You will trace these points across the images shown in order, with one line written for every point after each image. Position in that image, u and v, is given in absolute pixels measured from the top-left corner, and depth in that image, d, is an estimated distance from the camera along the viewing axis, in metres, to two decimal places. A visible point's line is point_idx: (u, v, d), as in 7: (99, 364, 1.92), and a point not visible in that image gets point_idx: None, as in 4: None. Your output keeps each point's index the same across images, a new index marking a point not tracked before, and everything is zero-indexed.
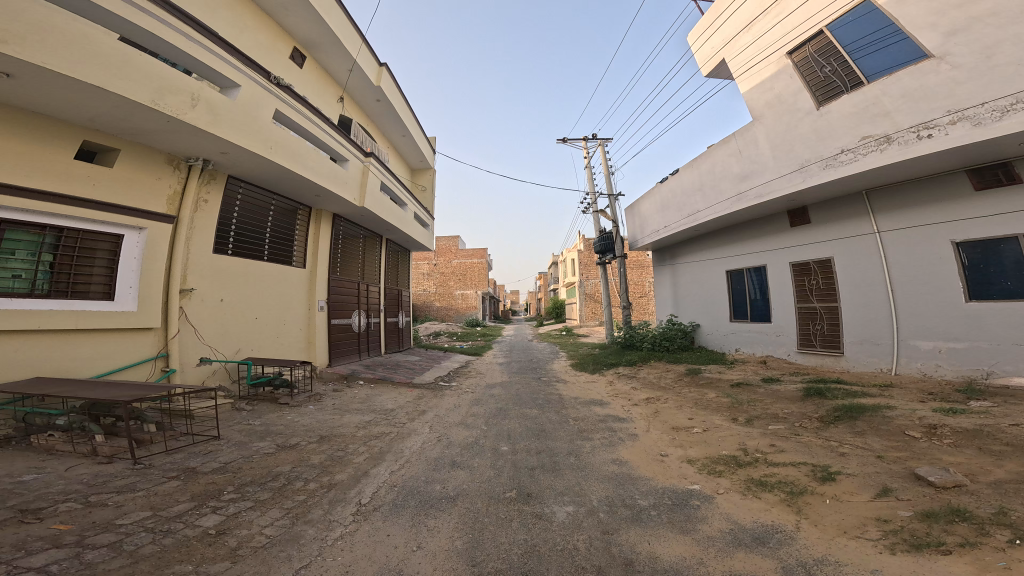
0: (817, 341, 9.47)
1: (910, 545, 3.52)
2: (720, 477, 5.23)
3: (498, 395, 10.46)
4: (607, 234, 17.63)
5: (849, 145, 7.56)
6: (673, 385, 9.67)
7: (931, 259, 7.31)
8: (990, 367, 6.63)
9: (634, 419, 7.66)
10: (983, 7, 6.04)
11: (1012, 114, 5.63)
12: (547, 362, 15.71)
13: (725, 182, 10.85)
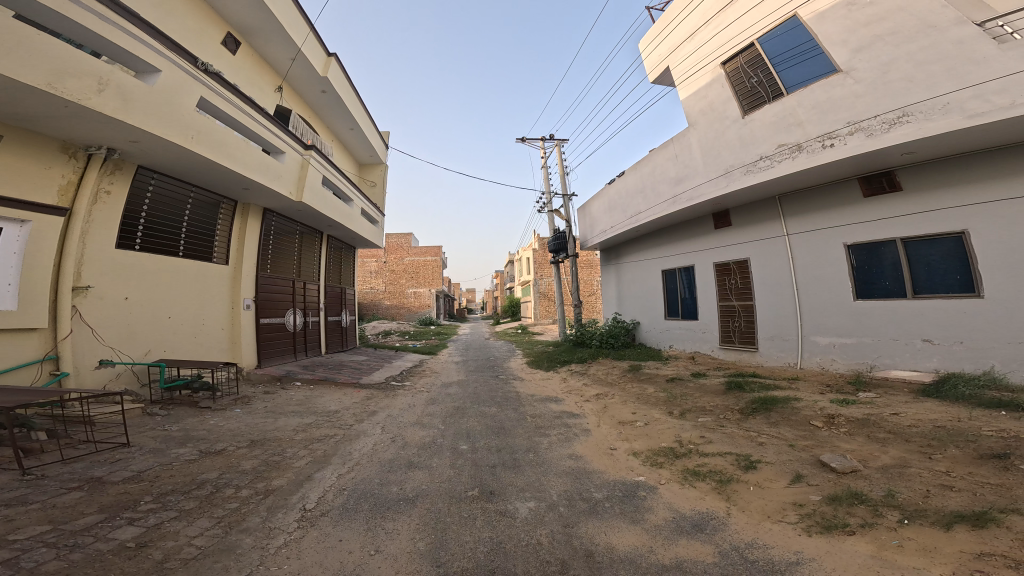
0: (736, 337, 10.37)
1: (822, 527, 4.02)
2: (661, 469, 5.64)
3: (454, 394, 10.43)
4: (560, 234, 17.99)
5: (766, 152, 8.42)
6: (619, 380, 10.13)
7: (830, 262, 8.27)
8: (873, 360, 7.61)
9: (586, 414, 8.00)
10: (884, 27, 6.84)
11: (897, 126, 6.44)
12: (503, 360, 15.86)
13: (663, 184, 11.51)
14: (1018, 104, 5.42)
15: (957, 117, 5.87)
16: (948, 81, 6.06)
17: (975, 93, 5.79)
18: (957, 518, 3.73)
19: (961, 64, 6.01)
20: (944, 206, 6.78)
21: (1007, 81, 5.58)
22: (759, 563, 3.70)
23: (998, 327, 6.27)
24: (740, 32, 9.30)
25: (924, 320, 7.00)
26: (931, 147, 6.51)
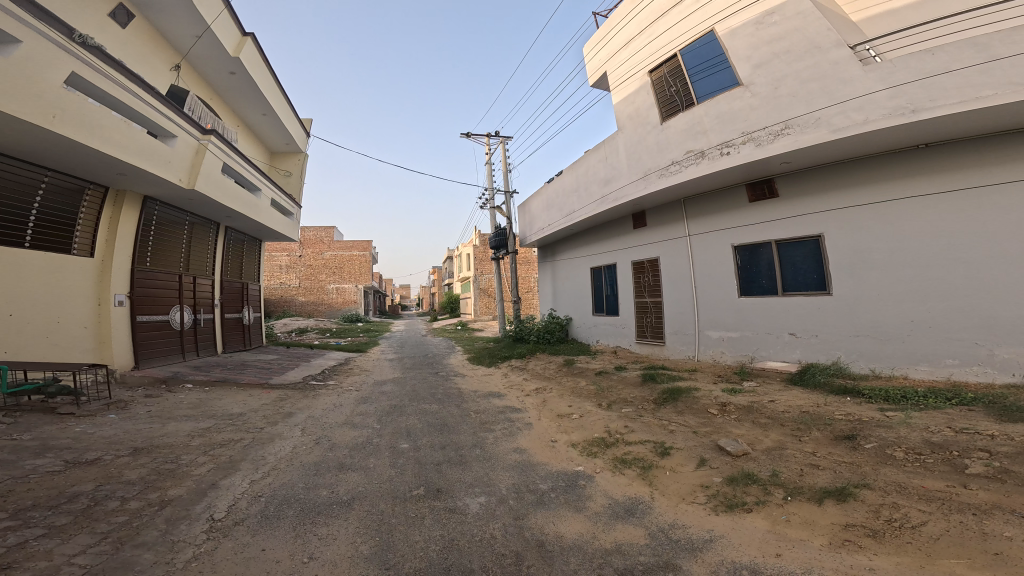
0: (648, 332, 11.06)
1: (727, 506, 4.55)
2: (595, 458, 5.95)
3: (390, 391, 10.07)
4: (501, 231, 17.93)
5: (677, 157, 8.99)
6: (557, 374, 10.30)
7: (721, 262, 9.21)
8: (754, 352, 8.63)
9: (528, 408, 8.17)
10: (781, 46, 7.45)
11: (779, 137, 7.22)
12: (444, 357, 15.62)
13: (593, 185, 11.68)
14: (870, 121, 6.22)
15: (825, 131, 6.65)
16: (823, 97, 6.79)
17: (840, 110, 6.56)
18: (827, 493, 4.38)
19: (834, 82, 6.74)
20: (811, 212, 7.74)
21: (863, 99, 6.36)
22: (682, 542, 4.06)
23: (845, 321, 7.35)
24: (665, 42, 9.55)
25: (794, 316, 8.01)
26: (806, 158, 7.33)
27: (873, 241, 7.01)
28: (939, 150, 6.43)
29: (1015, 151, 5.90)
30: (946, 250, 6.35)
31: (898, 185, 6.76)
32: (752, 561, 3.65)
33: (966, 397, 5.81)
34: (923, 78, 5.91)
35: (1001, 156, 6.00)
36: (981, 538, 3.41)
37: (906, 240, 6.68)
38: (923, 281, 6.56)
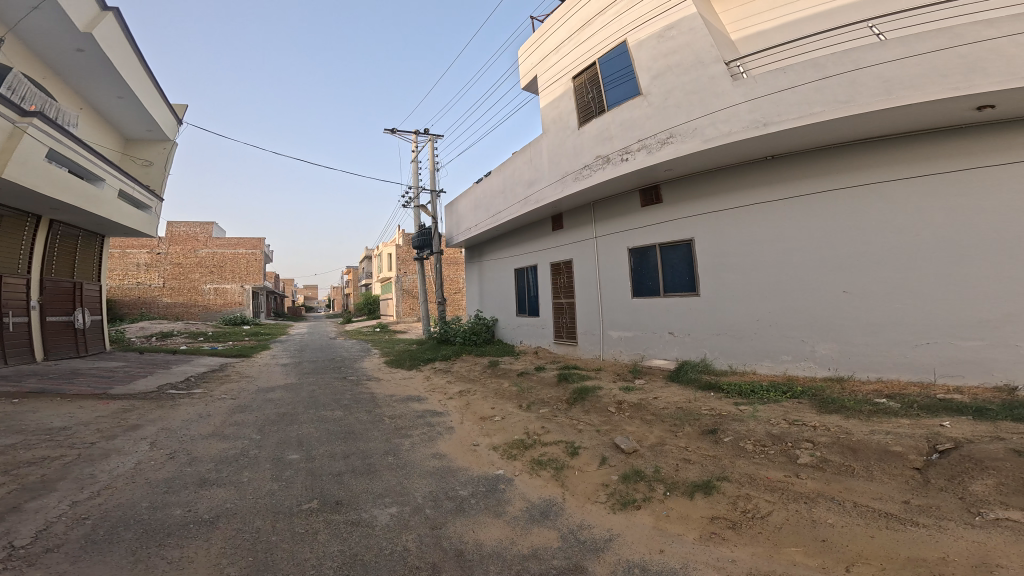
0: (564, 333, 10.19)
1: (620, 503, 4.63)
2: (514, 461, 5.62)
3: (279, 400, 8.63)
4: (426, 230, 17.08)
5: (588, 161, 7.99)
6: (481, 376, 9.47)
7: (618, 263, 8.93)
8: (644, 351, 8.47)
9: (451, 412, 7.59)
10: (670, 59, 6.78)
11: (665, 145, 6.71)
12: (354, 360, 14.16)
13: (518, 187, 10.46)
14: (730, 133, 6.02)
15: (698, 141, 6.32)
16: (698, 107, 6.36)
17: (710, 121, 6.23)
18: (696, 487, 4.61)
19: (708, 95, 6.34)
20: (688, 215, 7.75)
21: (728, 111, 6.09)
22: (588, 543, 4.01)
23: (708, 319, 7.54)
24: (579, 49, 8.40)
25: (672, 315, 8.01)
26: (687, 165, 6.94)
27: (732, 245, 7.22)
28: (784, 159, 6.68)
29: (844, 165, 6.17)
30: (783, 254, 6.70)
31: (754, 191, 6.95)
32: (641, 558, 3.71)
33: (797, 390, 6.26)
34: (774, 92, 5.74)
35: (831, 169, 6.28)
36: (812, 527, 3.75)
37: (755, 244, 6.97)
38: (766, 283, 6.88)
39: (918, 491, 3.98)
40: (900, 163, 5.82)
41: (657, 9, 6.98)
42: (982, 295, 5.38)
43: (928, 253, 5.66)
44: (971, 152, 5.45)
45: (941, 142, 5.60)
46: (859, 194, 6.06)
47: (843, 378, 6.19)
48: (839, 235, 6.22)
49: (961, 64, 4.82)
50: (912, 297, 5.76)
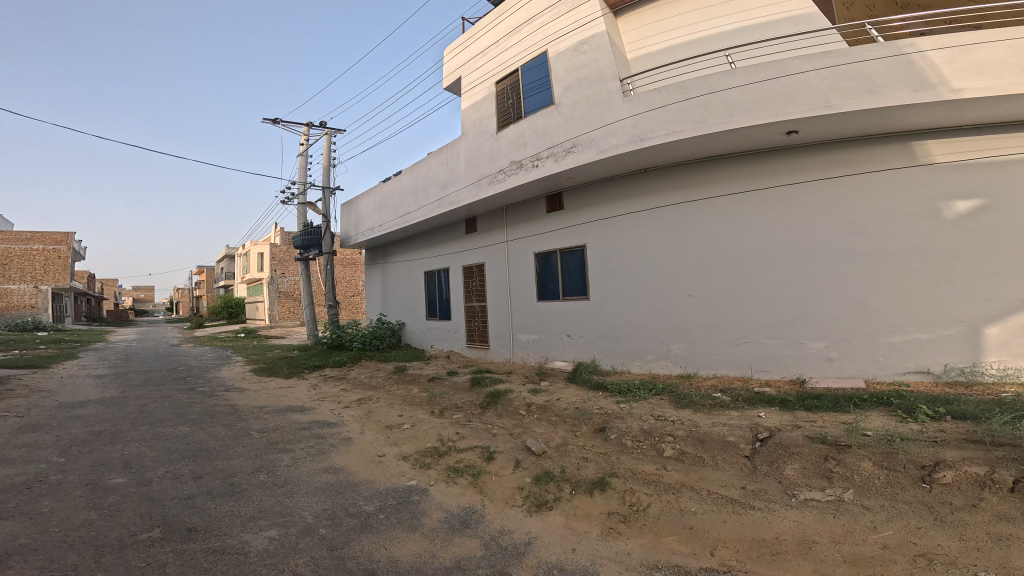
0: (476, 336, 9.78)
1: (535, 505, 4.43)
2: (428, 470, 5.05)
3: (95, 417, 6.48)
4: (312, 229, 14.47)
5: (503, 166, 7.70)
6: (384, 383, 8.51)
7: (525, 265, 8.52)
8: (547, 353, 8.19)
9: (346, 422, 6.56)
10: (579, 73, 6.48)
11: (569, 155, 6.42)
12: (212, 369, 11.72)
13: (432, 188, 10.03)
14: (616, 146, 5.78)
15: (592, 152, 6.05)
16: (596, 119, 6.08)
17: (604, 133, 5.95)
18: (593, 483, 4.58)
19: (604, 108, 6.09)
20: (579, 222, 7.61)
21: (617, 125, 5.82)
22: (509, 549, 3.76)
23: (596, 323, 7.48)
24: (499, 56, 7.97)
25: (567, 318, 7.82)
26: (588, 174, 6.77)
27: (613, 251, 7.19)
28: (653, 171, 6.73)
29: (702, 176, 6.37)
30: (646, 262, 6.83)
31: (623, 201, 7.02)
32: (559, 560, 3.62)
33: (658, 386, 6.45)
34: (649, 108, 5.48)
35: (694, 179, 6.42)
36: (680, 515, 4.00)
37: (632, 249, 6.97)
38: (634, 289, 6.98)
39: (752, 475, 4.35)
40: (747, 177, 6.11)
41: (575, 24, 6.68)
42: (792, 298, 5.92)
43: (756, 260, 6.09)
44: (782, 169, 5.93)
45: (760, 159, 6.04)
46: (703, 206, 6.36)
47: (690, 374, 6.52)
48: (687, 243, 6.48)
49: (780, 93, 4.76)
50: (743, 301, 6.17)
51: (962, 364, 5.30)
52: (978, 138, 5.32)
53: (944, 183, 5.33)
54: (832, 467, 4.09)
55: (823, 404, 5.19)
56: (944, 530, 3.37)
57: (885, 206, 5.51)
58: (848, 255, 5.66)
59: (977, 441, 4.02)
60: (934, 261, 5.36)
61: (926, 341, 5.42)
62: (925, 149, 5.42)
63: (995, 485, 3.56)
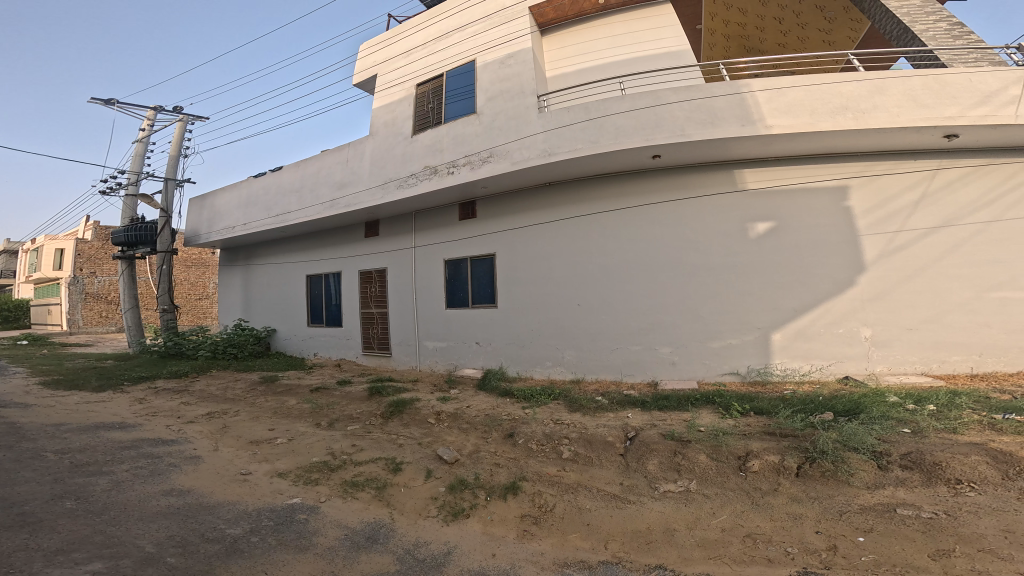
0: (375, 343, 8.97)
1: (451, 514, 4.11)
2: (317, 486, 4.25)
3: None
4: (140, 226, 11.47)
5: (415, 170, 7.56)
6: (244, 395, 7.01)
7: (433, 273, 8.13)
8: (457, 361, 7.80)
9: (192, 439, 5.16)
10: (503, 84, 6.48)
11: (485, 164, 6.48)
12: None
13: (322, 188, 9.22)
14: (524, 160, 5.99)
15: (507, 164, 6.19)
16: (514, 131, 6.19)
17: (518, 145, 6.09)
18: (506, 488, 4.43)
19: (521, 122, 6.20)
20: (480, 232, 7.48)
21: (529, 139, 5.98)
22: (427, 560, 3.39)
23: (500, 330, 7.32)
24: (428, 58, 7.74)
25: (477, 326, 7.54)
26: (504, 186, 6.91)
27: (516, 261, 7.08)
28: (531, 189, 6.90)
29: (565, 195, 6.62)
30: (538, 273, 6.87)
31: (518, 215, 7.01)
32: (480, 566, 3.38)
33: (557, 391, 6.43)
34: (558, 126, 5.68)
35: (562, 198, 6.65)
36: (580, 513, 4.07)
37: (518, 258, 7.05)
38: (530, 298, 6.97)
39: (629, 471, 4.66)
40: (603, 197, 6.39)
41: (508, 36, 6.69)
42: (642, 308, 6.29)
43: (608, 274, 6.41)
44: (639, 189, 6.22)
45: (625, 179, 6.29)
46: (571, 224, 6.60)
47: (580, 379, 6.65)
48: (565, 257, 6.65)
49: (651, 120, 5.07)
50: (613, 309, 6.42)
51: (759, 364, 5.97)
52: (779, 167, 5.87)
53: (751, 206, 5.89)
54: (680, 461, 4.55)
55: (670, 404, 5.63)
56: (758, 513, 3.77)
57: (708, 226, 5.98)
58: (679, 269, 6.11)
59: (775, 432, 4.79)
60: (741, 276, 5.95)
61: (735, 346, 6.03)
62: (743, 176, 5.93)
63: (786, 470, 4.18)
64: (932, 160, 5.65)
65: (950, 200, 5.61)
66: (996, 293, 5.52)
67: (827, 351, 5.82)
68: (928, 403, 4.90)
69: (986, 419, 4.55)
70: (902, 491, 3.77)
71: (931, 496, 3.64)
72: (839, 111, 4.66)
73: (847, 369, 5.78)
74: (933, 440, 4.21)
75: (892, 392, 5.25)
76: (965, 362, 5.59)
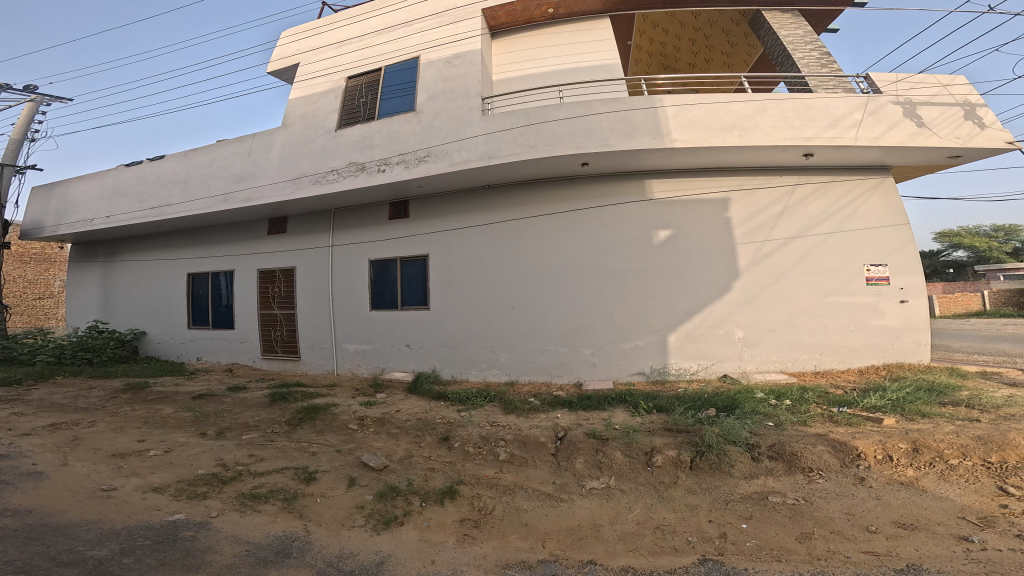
0: (279, 346, 8.23)
1: (382, 523, 3.69)
2: (207, 501, 3.53)
3: None
4: None
5: (337, 166, 7.11)
6: (103, 405, 5.75)
7: (355, 274, 7.64)
8: (384, 364, 7.39)
9: (26, 455, 4.05)
10: (445, 85, 6.51)
11: (422, 163, 6.39)
12: None
13: (215, 179, 8.18)
14: (463, 161, 6.06)
15: (445, 164, 6.19)
16: (454, 132, 6.21)
17: (458, 147, 6.14)
18: (443, 492, 4.14)
19: (462, 123, 6.25)
20: (411, 233, 7.26)
21: (470, 140, 6.06)
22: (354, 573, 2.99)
23: (430, 332, 7.10)
24: (370, 49, 7.51)
25: (407, 328, 7.23)
26: (439, 187, 6.85)
27: (450, 263, 6.98)
28: (463, 193, 6.95)
29: (492, 200, 6.78)
30: (471, 275, 6.86)
31: (454, 218, 6.96)
32: None
33: (492, 394, 6.33)
34: (499, 130, 5.88)
35: (491, 202, 6.78)
36: (518, 513, 3.91)
37: (449, 261, 6.99)
38: (463, 300, 6.90)
39: (560, 470, 4.68)
40: (529, 203, 6.63)
41: (456, 36, 6.70)
42: (565, 310, 6.54)
43: (533, 277, 6.61)
44: (568, 197, 6.52)
45: (558, 187, 6.56)
46: (499, 228, 6.74)
47: (514, 381, 6.67)
48: (497, 260, 6.74)
49: (581, 129, 5.51)
50: (541, 312, 6.60)
51: (657, 365, 6.41)
52: (680, 178, 6.37)
53: (654, 215, 6.33)
54: (601, 458, 4.66)
55: (592, 404, 5.82)
56: (663, 505, 3.92)
57: (618, 233, 6.38)
58: (595, 273, 6.44)
59: (672, 429, 5.06)
60: (643, 281, 6.37)
61: (641, 347, 6.43)
62: (649, 185, 6.39)
63: (682, 464, 4.45)
64: (791, 177, 6.31)
65: (803, 212, 6.28)
66: (831, 297, 6.27)
67: (711, 351, 6.38)
68: (787, 398, 5.57)
69: (826, 413, 5.17)
70: (769, 481, 4.14)
71: (792, 484, 4.05)
72: (727, 128, 5.32)
73: (725, 369, 6.37)
74: (790, 432, 4.69)
75: (759, 388, 5.89)
76: (811, 361, 6.37)
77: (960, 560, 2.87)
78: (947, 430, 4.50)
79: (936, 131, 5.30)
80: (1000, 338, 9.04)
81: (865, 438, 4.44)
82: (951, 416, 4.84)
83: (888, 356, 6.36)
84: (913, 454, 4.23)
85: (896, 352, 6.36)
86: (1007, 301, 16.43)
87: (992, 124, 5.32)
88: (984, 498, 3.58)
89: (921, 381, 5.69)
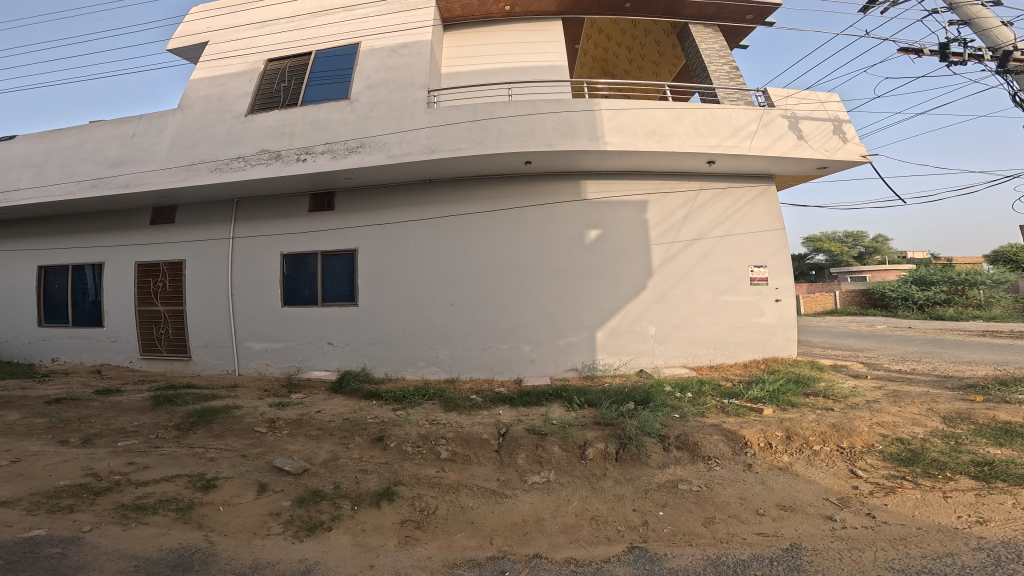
0: (162, 345, 6.99)
1: (306, 529, 3.15)
2: (64, 523, 2.77)
3: None
4: None
5: (245, 153, 6.40)
6: None
7: (264, 268, 6.82)
8: (300, 363, 6.66)
9: None
10: (385, 75, 6.39)
11: (353, 154, 6.07)
12: None
13: (82, 161, 6.83)
14: (406, 153, 5.92)
15: (382, 156, 5.96)
16: (393, 124, 6.07)
17: (398, 139, 5.99)
18: (379, 494, 3.68)
19: (404, 114, 6.14)
20: (338, 224, 6.76)
21: (411, 133, 5.97)
22: None
23: (361, 329, 6.59)
24: (302, 31, 7.09)
25: (330, 325, 6.61)
26: (372, 180, 6.54)
27: (383, 258, 6.63)
28: (397, 186, 6.72)
29: (428, 196, 6.68)
30: (406, 271, 6.59)
31: (390, 210, 6.69)
32: None
33: (432, 391, 6.04)
34: (446, 123, 5.93)
35: (427, 199, 6.67)
36: (464, 512, 3.64)
37: (381, 255, 6.63)
38: (397, 295, 6.57)
39: (502, 467, 4.50)
40: (468, 199, 6.66)
41: (403, 26, 6.69)
42: (503, 306, 6.59)
43: (472, 273, 6.58)
44: (509, 196, 6.71)
45: (498, 186, 6.72)
46: (437, 224, 6.63)
47: (454, 378, 6.47)
48: (436, 256, 6.59)
49: (526, 128, 5.82)
50: (479, 307, 6.56)
51: (586, 360, 6.71)
52: (608, 181, 6.97)
53: (586, 214, 6.82)
54: (542, 453, 4.59)
55: (531, 400, 5.81)
56: (596, 497, 3.99)
57: (554, 231, 6.72)
58: (532, 268, 6.64)
59: (599, 422, 5.22)
60: (575, 277, 6.74)
61: (574, 342, 6.71)
62: (581, 186, 6.88)
63: (610, 456, 4.58)
64: (696, 182, 7.29)
65: (703, 217, 7.25)
66: (723, 296, 7.27)
67: (630, 347, 6.89)
68: (689, 391, 6.14)
69: (719, 404, 5.81)
70: (678, 469, 4.45)
71: (696, 472, 4.40)
72: (649, 135, 6.05)
73: (641, 364, 6.92)
74: (692, 423, 5.11)
75: (668, 382, 6.45)
76: (707, 356, 7.24)
77: (828, 538, 3.26)
78: (811, 419, 5.23)
79: (812, 143, 6.58)
80: (852, 334, 10.99)
81: (751, 428, 4.94)
82: (813, 405, 5.73)
83: (768, 351, 7.47)
84: (787, 442, 4.77)
85: (772, 347, 7.48)
86: (853, 300, 20.12)
87: (851, 140, 6.71)
88: (840, 481, 4.12)
89: (790, 374, 6.75)
